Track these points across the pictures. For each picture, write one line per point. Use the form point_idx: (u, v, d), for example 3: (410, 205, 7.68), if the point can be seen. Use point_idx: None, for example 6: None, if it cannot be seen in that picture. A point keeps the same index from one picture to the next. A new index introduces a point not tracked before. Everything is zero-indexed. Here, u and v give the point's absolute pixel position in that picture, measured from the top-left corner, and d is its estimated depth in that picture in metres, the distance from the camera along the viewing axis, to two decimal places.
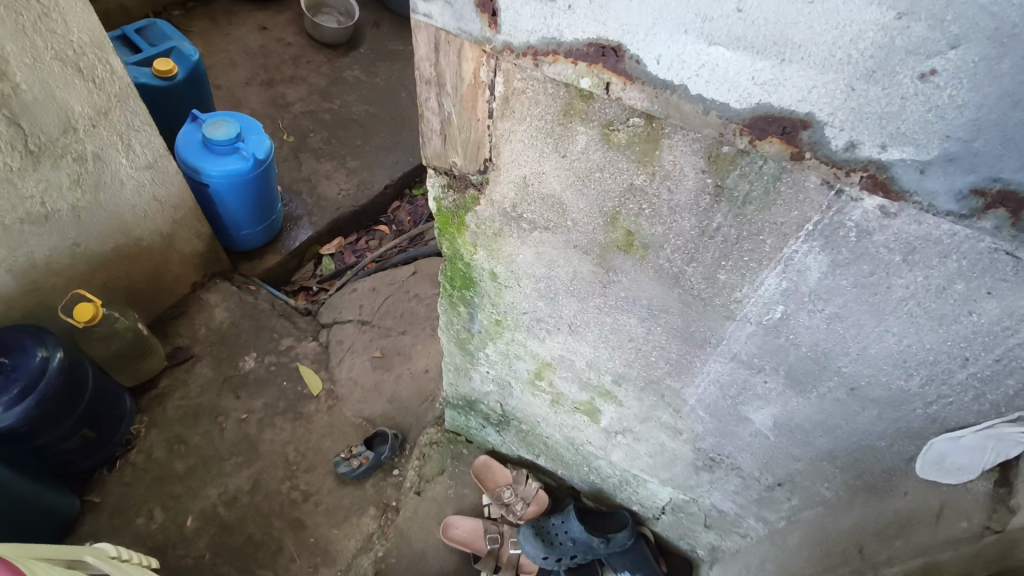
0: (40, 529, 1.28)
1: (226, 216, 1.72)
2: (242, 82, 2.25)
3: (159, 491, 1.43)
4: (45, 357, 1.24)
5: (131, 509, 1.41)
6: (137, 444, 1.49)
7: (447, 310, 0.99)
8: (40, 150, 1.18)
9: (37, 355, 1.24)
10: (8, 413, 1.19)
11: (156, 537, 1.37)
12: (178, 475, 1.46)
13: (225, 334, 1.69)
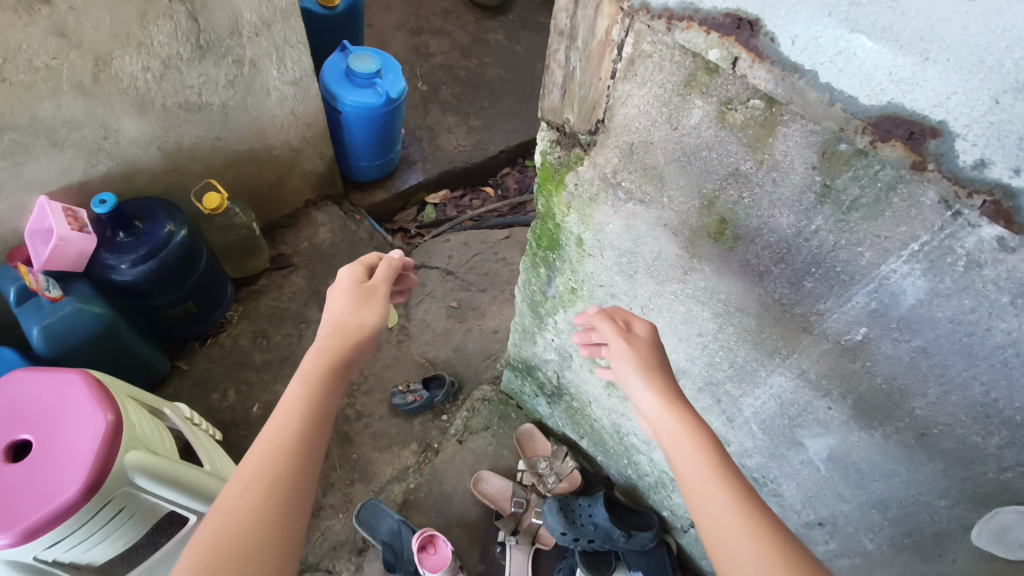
0: (133, 377, 1.46)
1: (350, 145, 1.82)
2: (393, 26, 2.37)
3: (236, 375, 1.57)
4: (172, 230, 1.40)
5: (209, 384, 1.56)
6: (228, 329, 1.64)
7: (529, 272, 1.02)
8: (208, 47, 1.32)
9: (165, 227, 1.39)
10: (132, 271, 1.35)
11: (224, 414, 1.51)
12: (255, 366, 1.59)
13: (324, 252, 1.81)
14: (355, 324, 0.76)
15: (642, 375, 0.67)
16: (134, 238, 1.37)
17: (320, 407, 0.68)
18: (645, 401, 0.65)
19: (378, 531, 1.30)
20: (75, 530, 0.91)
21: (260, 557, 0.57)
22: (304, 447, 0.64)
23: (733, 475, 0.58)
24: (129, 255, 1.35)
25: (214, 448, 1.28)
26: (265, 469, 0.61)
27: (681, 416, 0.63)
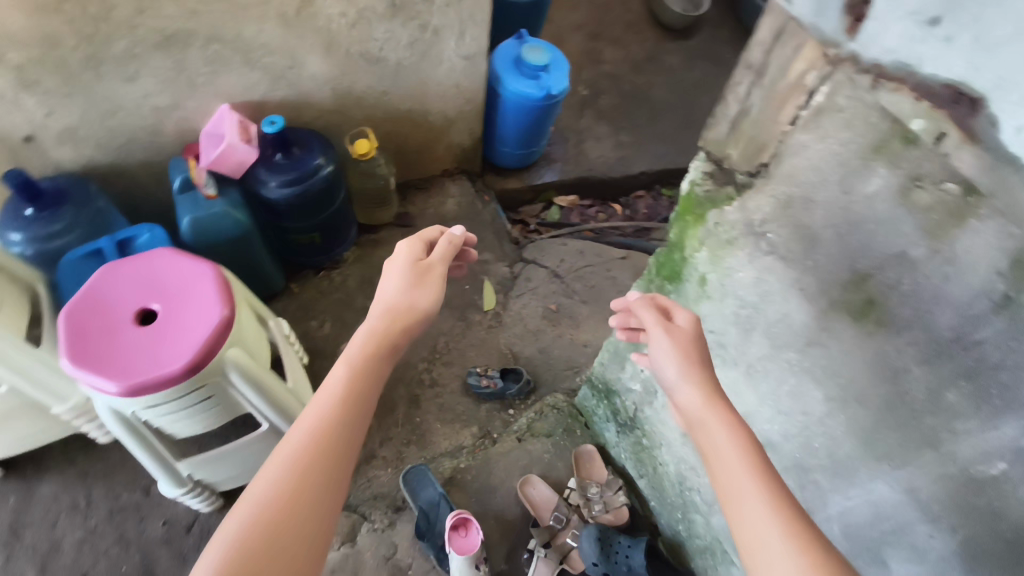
0: (252, 283, 1.63)
1: (499, 129, 1.87)
2: (573, 27, 2.40)
3: (337, 310, 1.69)
4: (320, 164, 1.50)
5: (313, 310, 1.68)
6: (338, 268, 1.75)
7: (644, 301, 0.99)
8: (401, 7, 1.42)
9: (315, 160, 1.50)
10: (277, 190, 1.47)
11: (316, 342, 1.63)
12: (355, 308, 1.69)
13: (446, 222, 1.87)
14: (406, 304, 0.82)
15: (685, 373, 0.71)
16: (288, 163, 1.48)
17: (360, 394, 0.74)
18: (690, 398, 0.69)
19: (419, 497, 1.33)
20: (168, 400, 1.01)
21: (298, 519, 0.64)
22: (340, 429, 0.70)
23: (773, 475, 0.61)
24: (279, 175, 1.47)
25: (300, 370, 1.36)
26: (306, 448, 0.68)
27: (719, 412, 0.67)
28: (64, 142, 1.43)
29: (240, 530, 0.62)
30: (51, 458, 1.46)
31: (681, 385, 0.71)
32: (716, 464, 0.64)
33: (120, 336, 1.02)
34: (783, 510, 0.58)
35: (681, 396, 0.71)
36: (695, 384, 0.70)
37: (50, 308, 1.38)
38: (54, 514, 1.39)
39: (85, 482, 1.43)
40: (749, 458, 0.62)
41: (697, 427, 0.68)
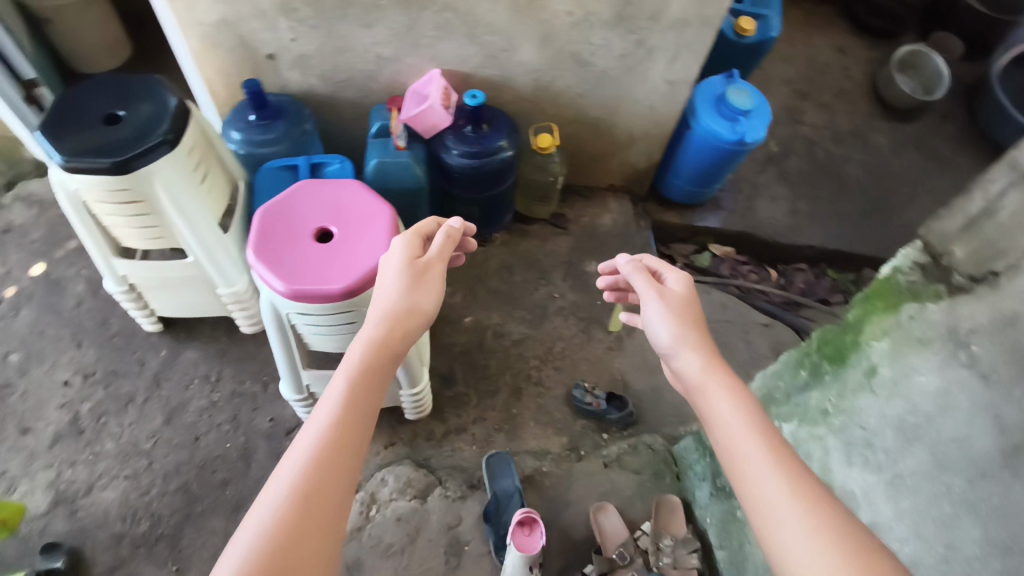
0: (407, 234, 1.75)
1: (677, 161, 1.84)
2: (781, 80, 2.32)
3: (472, 284, 1.74)
4: (502, 147, 1.58)
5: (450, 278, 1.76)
6: (487, 245, 1.82)
7: (804, 383, 0.97)
8: (625, 18, 1.45)
9: (499, 142, 1.58)
10: (458, 157, 1.57)
11: (445, 306, 1.70)
12: (489, 287, 1.74)
13: (596, 235, 1.88)
14: (409, 309, 0.93)
15: (685, 344, 0.87)
16: (475, 138, 1.58)
17: (365, 393, 0.85)
18: (691, 364, 0.85)
19: (496, 483, 1.37)
20: (316, 309, 1.09)
21: (326, 517, 0.73)
22: (349, 434, 0.80)
23: (764, 424, 0.77)
24: (463, 145, 1.56)
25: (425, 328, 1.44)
26: (322, 446, 0.77)
27: (719, 375, 0.83)
28: (297, 66, 1.61)
29: (273, 519, 0.71)
30: (200, 330, 1.64)
31: (680, 353, 0.87)
32: (716, 423, 0.79)
33: (297, 243, 1.11)
34: (776, 460, 0.72)
35: (682, 362, 0.86)
36: (694, 351, 0.86)
37: (244, 206, 1.55)
38: (188, 378, 1.57)
39: (219, 360, 1.60)
40: (746, 414, 0.78)
41: (696, 389, 0.84)
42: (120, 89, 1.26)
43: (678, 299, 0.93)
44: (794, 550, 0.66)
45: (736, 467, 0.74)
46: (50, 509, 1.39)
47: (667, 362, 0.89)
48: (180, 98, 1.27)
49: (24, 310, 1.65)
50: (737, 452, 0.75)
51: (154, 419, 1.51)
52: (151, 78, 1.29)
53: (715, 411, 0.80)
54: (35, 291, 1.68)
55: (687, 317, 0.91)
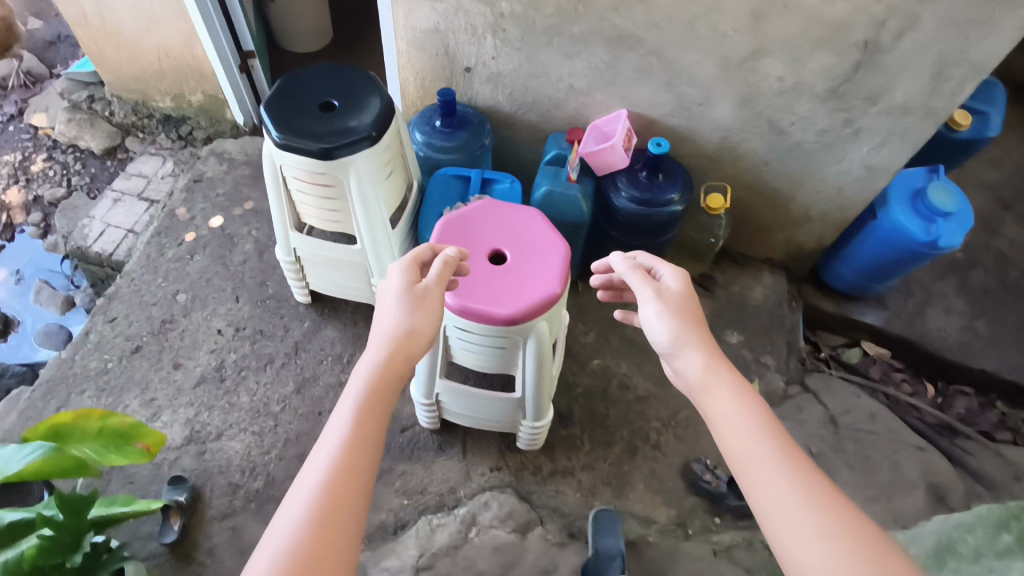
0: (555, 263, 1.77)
1: (850, 248, 1.73)
2: (978, 185, 2.13)
3: (607, 327, 1.72)
4: (673, 200, 1.54)
5: (586, 315, 1.75)
6: None
7: (1005, 545, 0.93)
8: (840, 94, 1.37)
9: (671, 194, 1.55)
10: (626, 202, 1.57)
11: (576, 344, 1.69)
12: (623, 334, 1.71)
13: (743, 307, 1.80)
14: (411, 333, 0.93)
15: (691, 347, 0.93)
16: (648, 185, 1.56)
17: (370, 422, 0.84)
18: (694, 364, 0.92)
19: (598, 539, 1.31)
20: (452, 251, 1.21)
21: (340, 546, 0.74)
22: (357, 464, 0.80)
23: (768, 425, 0.84)
24: (634, 190, 1.55)
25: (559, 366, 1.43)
26: (329, 481, 0.77)
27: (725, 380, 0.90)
28: (489, 82, 1.65)
29: (287, 550, 0.71)
30: (342, 311, 1.72)
31: (681, 354, 0.94)
32: (722, 427, 0.86)
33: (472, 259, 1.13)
34: (782, 467, 0.79)
35: (684, 362, 0.93)
36: (694, 351, 0.93)
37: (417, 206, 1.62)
38: (323, 353, 1.65)
39: (354, 343, 1.67)
40: (753, 421, 0.84)
41: (702, 391, 0.91)
42: (336, 80, 1.33)
43: (677, 299, 0.99)
44: (805, 550, 0.72)
45: (744, 470, 0.81)
46: (183, 445, 1.50)
47: (669, 361, 0.95)
48: (389, 95, 1.31)
49: (198, 257, 1.80)
50: (745, 459, 0.81)
51: (287, 385, 1.60)
52: (365, 71, 1.35)
53: (721, 416, 0.86)
54: (211, 241, 1.84)
55: (684, 315, 0.97)
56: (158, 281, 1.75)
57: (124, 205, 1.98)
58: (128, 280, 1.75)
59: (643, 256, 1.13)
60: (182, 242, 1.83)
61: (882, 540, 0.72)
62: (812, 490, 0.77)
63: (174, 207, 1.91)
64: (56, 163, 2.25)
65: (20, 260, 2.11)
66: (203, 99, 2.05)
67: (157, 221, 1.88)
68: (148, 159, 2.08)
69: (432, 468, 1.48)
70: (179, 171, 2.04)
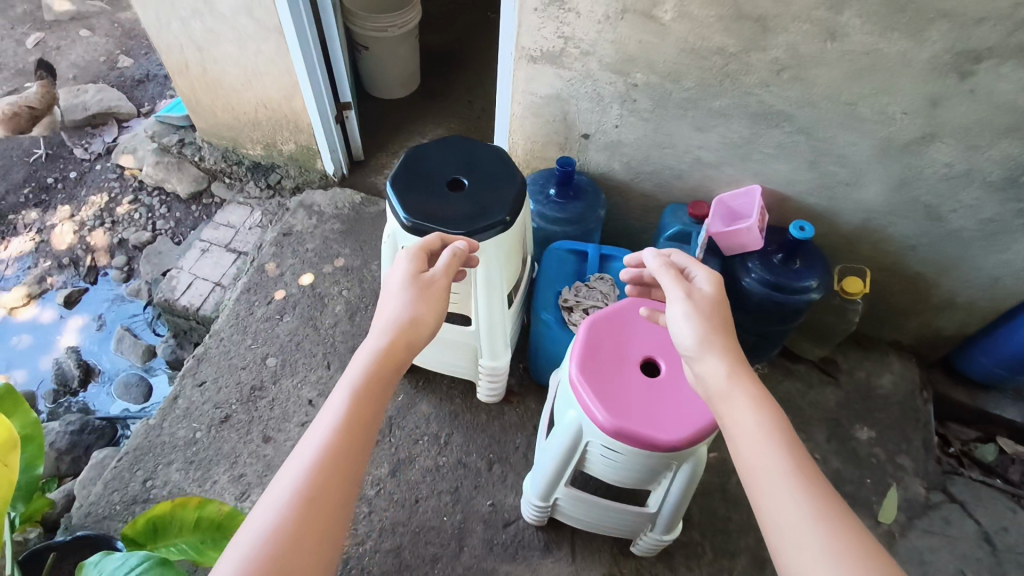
0: None
1: (996, 341, 1.55)
2: None
3: None
4: (812, 287, 1.41)
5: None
6: None
7: None
8: (1018, 186, 1.24)
9: (809, 281, 1.42)
10: (754, 283, 1.45)
11: None
12: None
13: (871, 399, 1.67)
14: (411, 326, 0.94)
15: (715, 351, 0.89)
16: (783, 270, 1.43)
17: (366, 406, 0.85)
18: (715, 368, 0.88)
19: None
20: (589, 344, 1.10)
21: (318, 540, 0.76)
22: (342, 458, 0.81)
23: (785, 437, 0.81)
24: (768, 276, 1.43)
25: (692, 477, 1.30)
26: (312, 473, 0.78)
27: (744, 384, 0.86)
28: (606, 149, 1.56)
29: (265, 542, 0.73)
30: (437, 384, 1.62)
31: (703, 357, 0.89)
32: (735, 432, 0.84)
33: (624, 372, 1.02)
34: (792, 476, 0.77)
35: (705, 366, 0.89)
36: (716, 355, 0.89)
37: (530, 281, 1.53)
38: (418, 432, 1.55)
39: (451, 422, 1.57)
40: (766, 427, 0.82)
41: (720, 397, 0.87)
42: (464, 157, 1.25)
43: (707, 303, 0.94)
44: (804, 557, 0.71)
45: (756, 481, 0.79)
46: None
47: (691, 364, 0.91)
48: (521, 174, 1.22)
49: (288, 317, 1.73)
50: (753, 465, 0.80)
51: (380, 465, 1.50)
52: (492, 149, 1.27)
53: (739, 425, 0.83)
54: (301, 301, 1.77)
55: (713, 319, 0.92)
56: (248, 343, 1.68)
57: (212, 257, 1.93)
58: (217, 341, 1.68)
59: (676, 255, 1.07)
60: (271, 300, 1.77)
61: (888, 563, 0.69)
62: (816, 497, 0.75)
63: (264, 262, 1.85)
64: (142, 206, 2.23)
65: (102, 305, 2.08)
66: (294, 149, 2.00)
67: (246, 277, 1.82)
68: (236, 209, 2.04)
69: (539, 571, 1.36)
70: (268, 223, 1.99)
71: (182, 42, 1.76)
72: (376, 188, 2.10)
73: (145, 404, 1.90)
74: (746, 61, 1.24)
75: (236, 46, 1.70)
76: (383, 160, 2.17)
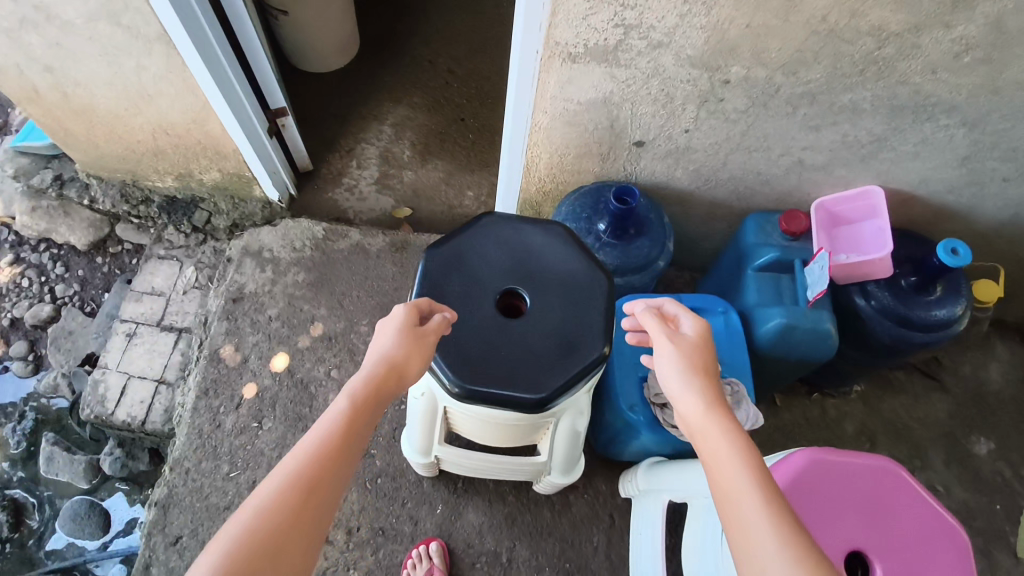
0: (762, 388, 1.33)
1: None
2: None
3: None
4: (953, 317, 1.11)
5: (794, 442, 1.39)
6: (843, 398, 1.43)
7: None
8: None
9: (949, 309, 1.11)
10: (874, 311, 1.14)
11: None
12: None
13: (981, 399, 1.47)
14: (400, 359, 0.70)
15: (695, 381, 0.70)
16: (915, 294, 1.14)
17: (342, 441, 0.64)
18: (694, 410, 0.68)
19: None
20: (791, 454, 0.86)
21: None
22: (309, 501, 0.59)
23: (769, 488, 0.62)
24: (895, 301, 1.13)
25: None
26: (261, 515, 0.57)
27: (728, 425, 0.67)
28: (668, 157, 1.14)
29: None
30: (483, 482, 1.30)
31: (683, 395, 0.70)
32: (714, 471, 0.64)
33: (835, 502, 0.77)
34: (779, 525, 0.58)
35: (684, 408, 0.70)
36: (698, 394, 0.69)
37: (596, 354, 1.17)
38: (474, 553, 1.25)
39: (511, 531, 1.27)
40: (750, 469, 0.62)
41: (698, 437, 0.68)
42: (509, 255, 0.84)
43: (692, 344, 0.74)
44: None
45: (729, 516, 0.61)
46: None
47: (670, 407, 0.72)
48: (609, 284, 0.82)
49: (269, 423, 1.33)
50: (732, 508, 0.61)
51: None
52: (546, 228, 0.87)
53: (713, 459, 0.64)
54: (280, 396, 1.36)
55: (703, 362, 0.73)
56: (224, 471, 1.29)
57: (144, 343, 1.46)
58: (183, 476, 1.28)
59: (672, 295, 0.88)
60: (241, 402, 1.35)
61: None
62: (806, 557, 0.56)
63: (217, 346, 1.40)
64: (28, 266, 1.68)
65: (13, 411, 1.59)
66: (220, 177, 1.48)
67: (198, 371, 1.38)
68: (157, 266, 1.53)
69: None
70: (208, 282, 1.51)
71: (15, 63, 1.16)
72: (337, 206, 1.62)
73: (106, 537, 1.51)
74: (913, 42, 0.82)
75: (103, 64, 1.14)
76: (337, 164, 1.67)
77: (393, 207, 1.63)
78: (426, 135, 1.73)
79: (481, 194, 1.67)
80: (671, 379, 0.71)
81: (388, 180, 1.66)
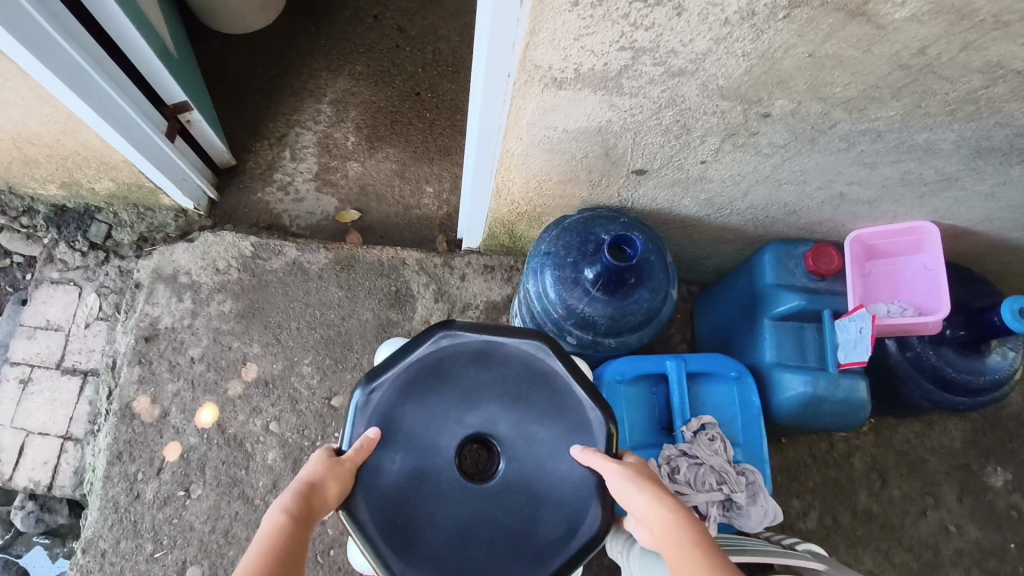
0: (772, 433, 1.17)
1: None
2: None
3: (832, 504, 1.24)
4: (1001, 380, 0.94)
5: (798, 484, 1.24)
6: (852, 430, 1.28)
7: None
8: None
9: (998, 369, 0.93)
10: (909, 363, 0.94)
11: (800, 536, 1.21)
12: (856, 509, 1.24)
13: (1005, 421, 1.32)
14: (323, 487, 0.55)
15: (637, 485, 0.56)
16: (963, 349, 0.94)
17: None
18: (648, 511, 0.54)
19: None
20: None
21: None
22: None
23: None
24: (939, 359, 0.93)
25: None
26: None
27: (687, 519, 0.52)
28: (674, 186, 0.89)
29: None
30: None
31: (635, 500, 0.56)
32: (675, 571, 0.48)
33: None
34: None
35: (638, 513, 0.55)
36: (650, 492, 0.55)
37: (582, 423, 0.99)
38: None
39: None
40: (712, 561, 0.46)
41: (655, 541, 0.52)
42: (473, 397, 0.65)
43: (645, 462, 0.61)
44: None
45: None
46: None
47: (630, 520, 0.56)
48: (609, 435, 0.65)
49: (199, 490, 1.13)
50: None
51: None
52: (519, 358, 0.67)
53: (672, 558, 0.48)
54: (209, 457, 1.14)
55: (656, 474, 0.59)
56: (148, 551, 1.10)
57: (43, 393, 1.22)
58: (99, 559, 1.09)
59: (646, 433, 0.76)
60: (163, 467, 1.14)
61: None
62: None
63: (129, 399, 1.17)
64: None
65: None
66: (115, 187, 1.19)
67: (108, 431, 1.15)
68: (50, 293, 1.26)
69: None
70: (116, 312, 1.25)
71: None
72: (269, 209, 1.34)
73: None
74: None
75: None
76: (265, 156, 1.37)
77: (336, 210, 1.36)
78: (374, 115, 1.42)
79: (442, 189, 1.40)
80: (621, 493, 0.57)
81: (330, 174, 1.37)
